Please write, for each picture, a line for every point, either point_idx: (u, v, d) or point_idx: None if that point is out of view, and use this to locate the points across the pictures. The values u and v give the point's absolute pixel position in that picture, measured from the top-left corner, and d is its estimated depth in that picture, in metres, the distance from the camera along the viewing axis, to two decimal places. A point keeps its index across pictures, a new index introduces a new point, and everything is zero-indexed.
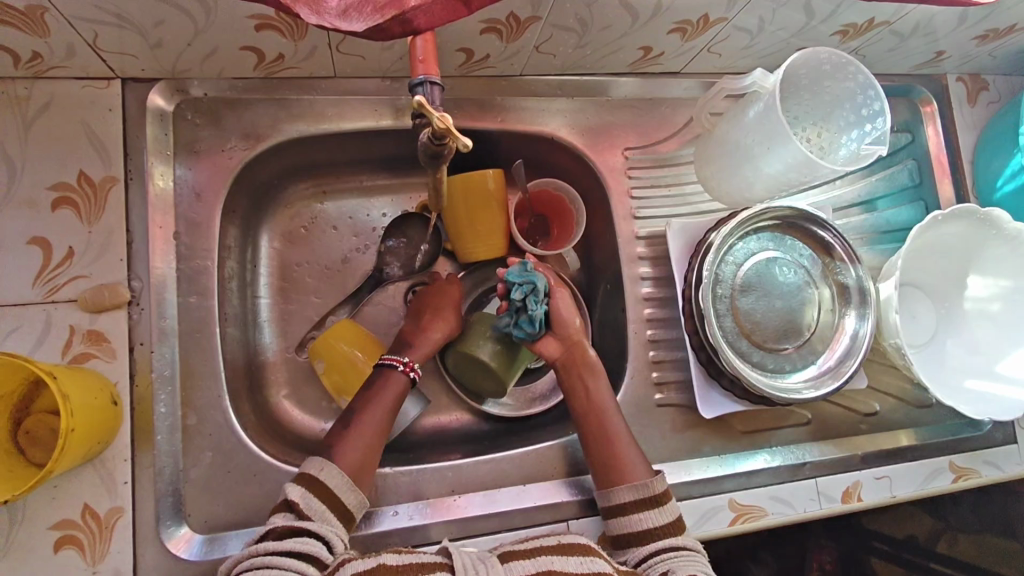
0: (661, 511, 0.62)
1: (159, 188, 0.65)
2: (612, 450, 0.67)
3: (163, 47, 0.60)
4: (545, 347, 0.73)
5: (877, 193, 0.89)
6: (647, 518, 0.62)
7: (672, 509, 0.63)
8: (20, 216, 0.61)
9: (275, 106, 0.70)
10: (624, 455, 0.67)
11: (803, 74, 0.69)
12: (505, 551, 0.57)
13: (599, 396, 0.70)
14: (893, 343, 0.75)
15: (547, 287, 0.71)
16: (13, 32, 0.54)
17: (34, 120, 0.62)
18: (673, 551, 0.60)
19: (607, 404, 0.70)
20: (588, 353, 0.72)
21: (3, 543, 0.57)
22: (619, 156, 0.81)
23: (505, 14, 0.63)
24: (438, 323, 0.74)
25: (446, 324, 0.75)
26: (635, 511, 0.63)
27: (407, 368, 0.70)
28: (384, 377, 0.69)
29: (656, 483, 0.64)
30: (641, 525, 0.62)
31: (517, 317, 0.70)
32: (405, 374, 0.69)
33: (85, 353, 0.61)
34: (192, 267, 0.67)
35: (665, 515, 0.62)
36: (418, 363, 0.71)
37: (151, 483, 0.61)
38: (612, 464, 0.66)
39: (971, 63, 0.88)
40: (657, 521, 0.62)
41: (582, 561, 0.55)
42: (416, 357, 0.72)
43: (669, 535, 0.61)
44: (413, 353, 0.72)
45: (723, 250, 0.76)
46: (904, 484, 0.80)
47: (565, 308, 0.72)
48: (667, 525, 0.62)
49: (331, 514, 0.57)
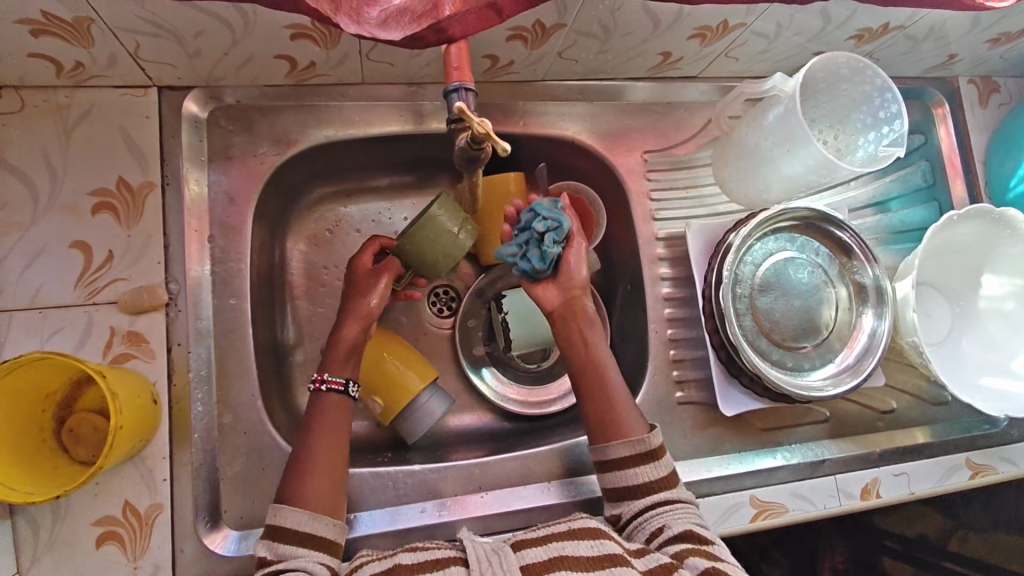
0: (657, 466, 0.64)
1: (193, 193, 0.67)
2: (609, 403, 0.67)
3: (200, 56, 0.62)
4: (544, 292, 0.71)
5: (890, 193, 0.90)
6: (643, 473, 0.64)
7: (667, 463, 0.65)
8: (62, 221, 0.63)
9: (304, 112, 0.72)
10: (622, 409, 0.67)
11: (821, 78, 0.71)
12: (517, 540, 0.59)
13: (598, 350, 0.70)
14: (911, 341, 0.76)
15: (569, 233, 0.68)
16: (60, 43, 0.56)
17: (74, 127, 0.64)
18: (666, 504, 0.62)
19: (605, 358, 0.70)
20: (588, 307, 0.71)
21: (48, 538, 0.59)
22: (638, 159, 0.82)
23: (532, 22, 0.65)
24: (349, 320, 0.67)
25: (357, 321, 0.67)
26: (631, 466, 0.64)
27: (318, 382, 0.64)
28: (318, 401, 0.64)
29: (653, 438, 0.65)
30: (636, 480, 0.64)
31: (530, 249, 0.66)
32: (321, 389, 0.64)
33: (125, 353, 0.63)
34: (226, 270, 0.68)
35: (660, 469, 0.64)
36: (330, 372, 0.65)
37: (189, 480, 0.63)
38: (610, 419, 0.67)
39: (983, 65, 0.89)
40: (655, 476, 0.64)
41: (593, 544, 0.56)
42: (330, 367, 0.65)
43: (664, 489, 0.63)
44: (328, 365, 0.66)
45: (742, 251, 0.77)
46: (922, 480, 0.81)
47: (577, 260, 0.69)
48: (663, 479, 0.64)
49: (304, 549, 0.56)
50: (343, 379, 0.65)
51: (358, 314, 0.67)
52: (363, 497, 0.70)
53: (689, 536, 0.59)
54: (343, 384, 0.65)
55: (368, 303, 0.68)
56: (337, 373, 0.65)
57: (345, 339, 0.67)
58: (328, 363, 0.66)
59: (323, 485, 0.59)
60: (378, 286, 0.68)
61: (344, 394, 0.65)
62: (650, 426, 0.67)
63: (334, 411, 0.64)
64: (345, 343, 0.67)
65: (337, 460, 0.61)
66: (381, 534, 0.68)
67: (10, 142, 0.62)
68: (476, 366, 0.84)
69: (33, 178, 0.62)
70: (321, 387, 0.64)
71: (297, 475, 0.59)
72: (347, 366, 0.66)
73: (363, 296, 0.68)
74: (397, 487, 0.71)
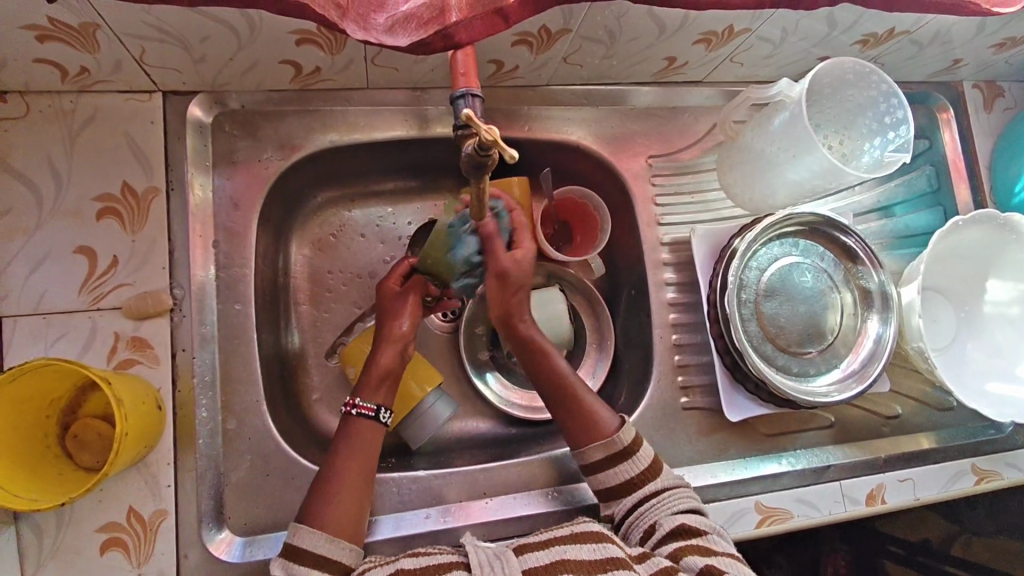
0: (636, 461, 0.65)
1: (198, 198, 0.67)
2: (575, 405, 0.68)
3: (205, 62, 0.62)
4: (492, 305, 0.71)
5: (895, 198, 0.90)
6: (624, 470, 0.64)
7: (646, 453, 0.66)
8: (66, 226, 0.63)
9: (309, 117, 0.72)
10: (590, 411, 0.67)
11: (827, 83, 0.71)
12: (520, 544, 0.59)
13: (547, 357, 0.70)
14: (916, 347, 0.76)
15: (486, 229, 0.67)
16: (66, 48, 0.56)
17: (79, 132, 0.64)
18: (654, 498, 0.63)
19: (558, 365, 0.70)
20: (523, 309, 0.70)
21: (52, 545, 0.59)
22: (642, 163, 0.82)
23: (537, 27, 0.65)
24: (383, 345, 0.68)
25: (392, 345, 0.68)
26: (610, 467, 0.65)
27: (350, 406, 0.64)
28: (348, 427, 0.64)
29: (625, 434, 0.66)
30: (619, 478, 0.65)
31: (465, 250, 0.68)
32: (352, 414, 0.64)
33: (129, 359, 0.62)
34: (231, 275, 0.68)
35: (639, 463, 0.65)
36: (363, 396, 0.65)
37: (193, 486, 0.63)
38: (580, 424, 0.67)
39: (988, 70, 0.89)
40: (636, 470, 0.64)
41: (595, 547, 0.57)
42: (363, 393, 0.65)
43: (647, 481, 0.64)
44: (360, 390, 0.66)
45: (747, 256, 0.77)
46: (928, 486, 0.81)
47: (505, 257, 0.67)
48: (645, 471, 0.65)
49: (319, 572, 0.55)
50: (374, 404, 0.65)
51: (391, 338, 0.68)
52: None
53: (681, 530, 0.60)
54: (374, 409, 0.64)
55: (399, 329, 0.68)
56: (369, 399, 0.65)
57: (380, 364, 0.67)
58: (362, 388, 0.66)
59: (345, 505, 0.59)
60: (406, 308, 0.69)
61: (374, 419, 0.64)
62: (620, 421, 0.67)
63: (362, 437, 0.63)
64: (378, 368, 0.66)
65: (361, 482, 0.61)
66: (385, 540, 0.68)
67: (15, 147, 0.62)
68: (480, 370, 0.83)
69: (38, 183, 0.62)
70: (353, 413, 0.64)
71: (320, 497, 0.59)
72: (380, 392, 0.66)
73: (395, 319, 0.69)
74: (401, 493, 0.71)
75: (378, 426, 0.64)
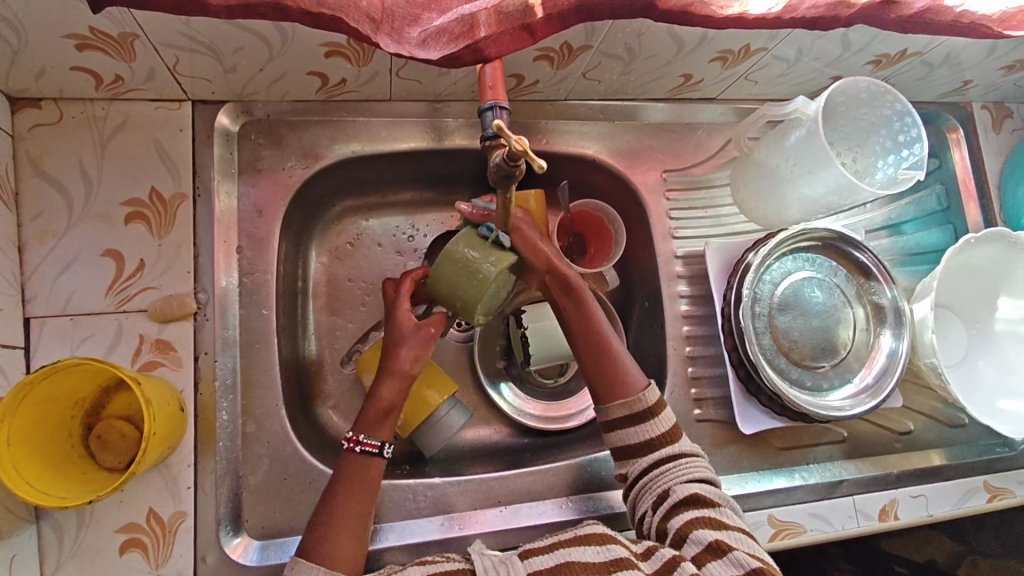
0: (653, 424, 0.65)
1: (223, 205, 0.68)
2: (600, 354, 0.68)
3: (236, 72, 0.63)
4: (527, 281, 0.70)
5: (906, 216, 0.90)
6: (643, 431, 0.65)
7: (666, 417, 0.66)
8: (96, 229, 0.64)
9: (332, 127, 0.73)
10: (618, 370, 0.67)
11: (841, 102, 0.72)
12: (528, 546, 0.60)
13: (589, 313, 0.69)
14: (929, 363, 0.77)
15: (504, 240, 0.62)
16: (101, 56, 0.57)
17: (110, 138, 0.65)
18: (671, 462, 0.63)
19: (598, 319, 0.70)
20: (565, 275, 0.69)
21: (72, 544, 0.59)
22: (657, 177, 0.83)
23: (560, 43, 0.66)
24: (388, 376, 0.64)
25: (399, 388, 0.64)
26: (627, 426, 0.66)
27: (352, 443, 0.61)
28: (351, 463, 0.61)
29: (648, 396, 0.66)
30: (638, 438, 0.65)
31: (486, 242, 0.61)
32: (356, 451, 0.61)
33: (153, 360, 0.64)
34: (254, 280, 0.70)
35: (659, 425, 0.65)
36: (365, 433, 0.62)
37: (212, 487, 0.64)
38: (607, 382, 0.67)
39: (997, 91, 0.90)
40: (652, 434, 0.65)
41: (600, 549, 0.57)
42: (365, 426, 0.63)
43: (666, 444, 0.64)
44: (360, 423, 0.63)
45: (761, 270, 0.78)
46: (940, 503, 0.81)
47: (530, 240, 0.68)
48: (666, 434, 0.65)
49: None
50: (378, 440, 0.62)
51: (392, 376, 0.64)
52: (383, 510, 0.70)
53: (694, 501, 0.61)
54: (377, 446, 0.62)
55: (406, 365, 0.64)
56: (372, 435, 0.62)
57: (381, 399, 0.64)
58: (363, 424, 0.63)
59: (347, 535, 0.58)
60: (426, 347, 0.65)
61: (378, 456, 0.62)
62: (645, 383, 0.67)
63: (368, 475, 0.61)
64: (382, 402, 0.64)
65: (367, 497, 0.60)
66: (397, 547, 0.68)
67: (47, 151, 0.63)
68: (494, 380, 0.84)
69: (68, 187, 0.63)
70: (355, 449, 0.61)
71: (322, 524, 0.58)
72: (386, 427, 0.63)
73: (404, 356, 0.64)
74: (416, 500, 0.71)
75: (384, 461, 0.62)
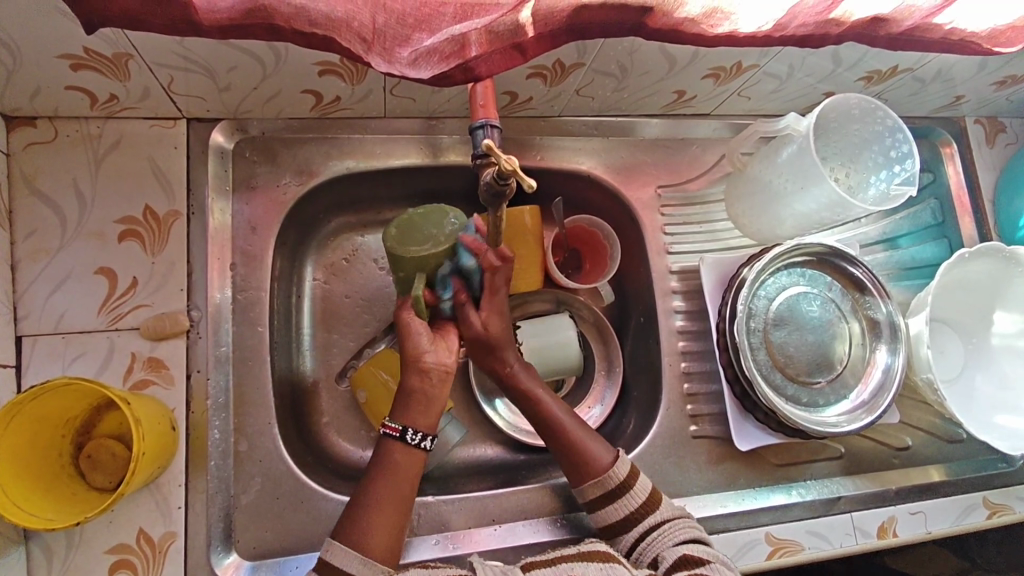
0: (632, 496, 0.65)
1: (217, 222, 0.69)
2: (563, 440, 0.68)
3: (230, 90, 0.64)
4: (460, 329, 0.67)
5: (900, 230, 0.90)
6: (622, 506, 0.65)
7: (642, 486, 0.66)
8: (89, 247, 0.64)
9: (327, 144, 0.74)
10: (582, 448, 0.68)
11: (832, 118, 0.73)
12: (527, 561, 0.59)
13: (534, 398, 0.70)
14: (926, 378, 0.76)
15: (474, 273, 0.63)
16: (95, 76, 0.58)
17: (104, 156, 0.65)
18: (656, 530, 0.64)
19: (544, 398, 0.70)
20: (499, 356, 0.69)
21: (60, 566, 0.59)
22: (652, 193, 0.83)
23: (552, 61, 0.67)
24: (409, 368, 0.63)
25: (426, 377, 0.62)
26: (606, 504, 0.66)
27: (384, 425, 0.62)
28: (381, 451, 0.61)
29: (619, 469, 0.66)
30: (619, 513, 0.65)
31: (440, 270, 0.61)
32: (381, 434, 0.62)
33: (145, 379, 0.63)
34: (248, 297, 0.70)
35: (637, 496, 0.65)
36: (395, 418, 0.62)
37: (204, 507, 0.63)
38: (574, 464, 0.68)
39: (989, 106, 0.91)
40: (633, 504, 0.65)
41: (603, 569, 0.56)
42: (396, 416, 0.62)
43: (648, 514, 0.65)
44: (396, 414, 0.62)
45: (756, 285, 0.78)
46: (939, 519, 0.81)
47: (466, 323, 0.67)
48: (645, 503, 0.65)
49: None
50: (400, 424, 0.61)
51: (414, 363, 0.62)
52: None
53: (684, 562, 0.60)
54: (399, 429, 0.61)
55: (423, 356, 0.62)
56: (398, 418, 0.62)
57: (410, 388, 0.62)
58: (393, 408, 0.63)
59: (384, 519, 0.57)
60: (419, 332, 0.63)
61: (401, 440, 0.61)
62: (613, 456, 0.67)
63: (397, 463, 0.60)
64: (414, 393, 0.62)
65: (404, 486, 0.60)
66: None
67: (41, 170, 0.63)
68: (489, 396, 0.83)
69: (62, 205, 0.64)
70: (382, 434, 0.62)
71: (357, 514, 0.57)
72: (423, 416, 0.62)
73: (418, 339, 0.62)
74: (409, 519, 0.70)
75: (409, 447, 0.61)
